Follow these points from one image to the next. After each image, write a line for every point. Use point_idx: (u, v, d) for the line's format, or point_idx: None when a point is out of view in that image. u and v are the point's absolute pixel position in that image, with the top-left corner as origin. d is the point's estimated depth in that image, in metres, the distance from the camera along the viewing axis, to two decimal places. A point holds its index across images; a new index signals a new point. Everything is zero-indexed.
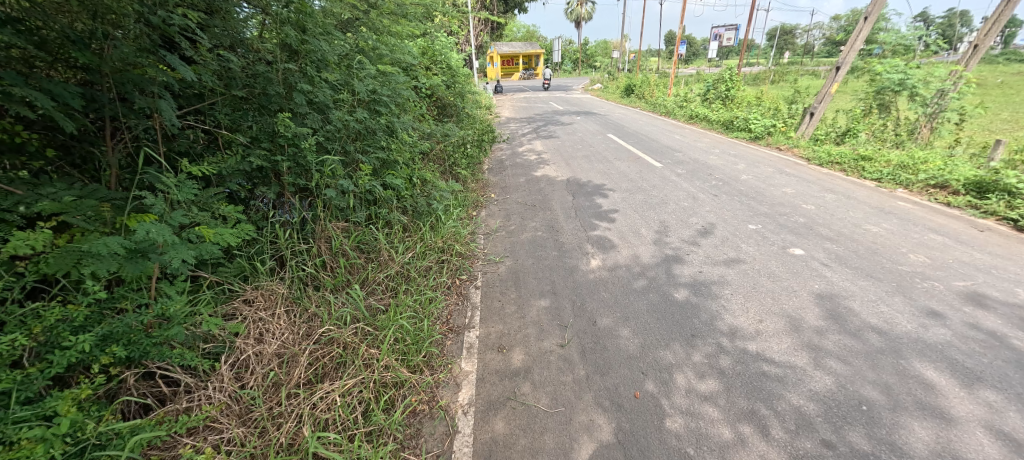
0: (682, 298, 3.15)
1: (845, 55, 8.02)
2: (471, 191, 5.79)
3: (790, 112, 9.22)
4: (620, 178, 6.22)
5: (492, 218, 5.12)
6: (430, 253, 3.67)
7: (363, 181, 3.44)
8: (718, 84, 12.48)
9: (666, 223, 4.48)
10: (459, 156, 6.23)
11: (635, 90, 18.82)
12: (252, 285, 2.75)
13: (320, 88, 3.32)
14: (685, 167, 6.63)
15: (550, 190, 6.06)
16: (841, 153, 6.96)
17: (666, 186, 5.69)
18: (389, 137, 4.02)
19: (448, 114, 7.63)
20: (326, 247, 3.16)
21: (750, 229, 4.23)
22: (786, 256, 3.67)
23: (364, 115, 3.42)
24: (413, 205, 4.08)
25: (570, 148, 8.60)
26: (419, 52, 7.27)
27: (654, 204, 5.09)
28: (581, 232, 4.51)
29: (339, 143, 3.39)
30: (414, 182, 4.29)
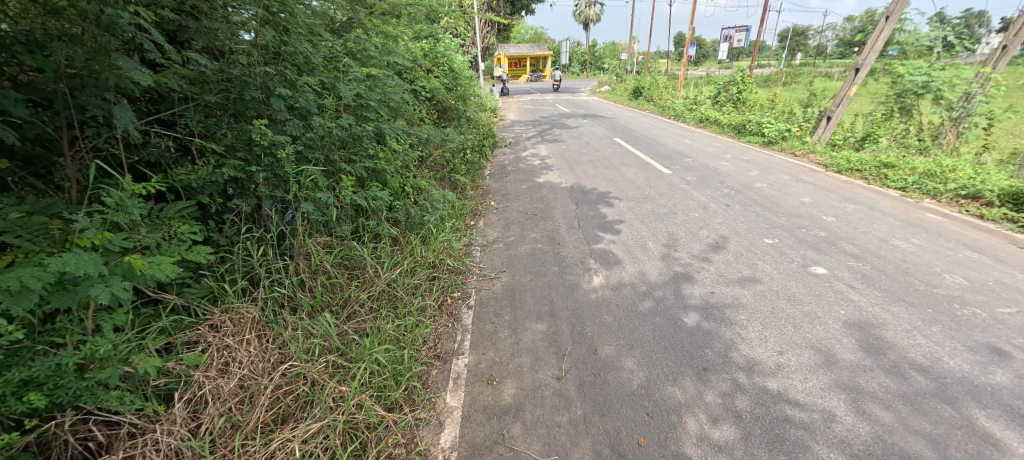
0: (692, 324, 2.86)
1: (865, 56, 7.64)
2: (469, 199, 5.54)
3: (805, 116, 8.85)
4: (626, 185, 5.93)
5: (491, 228, 4.87)
6: (420, 269, 3.44)
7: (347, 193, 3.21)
8: (729, 86, 12.12)
9: (674, 236, 4.19)
10: (458, 162, 5.99)
11: (644, 92, 18.47)
12: (221, 308, 2.52)
13: (302, 92, 3.09)
14: (695, 174, 6.32)
15: (552, 198, 5.79)
16: (861, 160, 6.60)
17: (675, 194, 5.39)
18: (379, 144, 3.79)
19: (449, 118, 7.40)
20: (305, 265, 2.91)
21: (766, 243, 3.92)
22: (806, 275, 3.36)
23: (350, 121, 3.18)
24: (403, 216, 3.85)
25: (574, 153, 8.33)
26: (419, 54, 7.04)
27: (662, 214, 4.80)
28: (583, 245, 4.24)
29: (323, 152, 3.15)
30: (406, 191, 4.05)
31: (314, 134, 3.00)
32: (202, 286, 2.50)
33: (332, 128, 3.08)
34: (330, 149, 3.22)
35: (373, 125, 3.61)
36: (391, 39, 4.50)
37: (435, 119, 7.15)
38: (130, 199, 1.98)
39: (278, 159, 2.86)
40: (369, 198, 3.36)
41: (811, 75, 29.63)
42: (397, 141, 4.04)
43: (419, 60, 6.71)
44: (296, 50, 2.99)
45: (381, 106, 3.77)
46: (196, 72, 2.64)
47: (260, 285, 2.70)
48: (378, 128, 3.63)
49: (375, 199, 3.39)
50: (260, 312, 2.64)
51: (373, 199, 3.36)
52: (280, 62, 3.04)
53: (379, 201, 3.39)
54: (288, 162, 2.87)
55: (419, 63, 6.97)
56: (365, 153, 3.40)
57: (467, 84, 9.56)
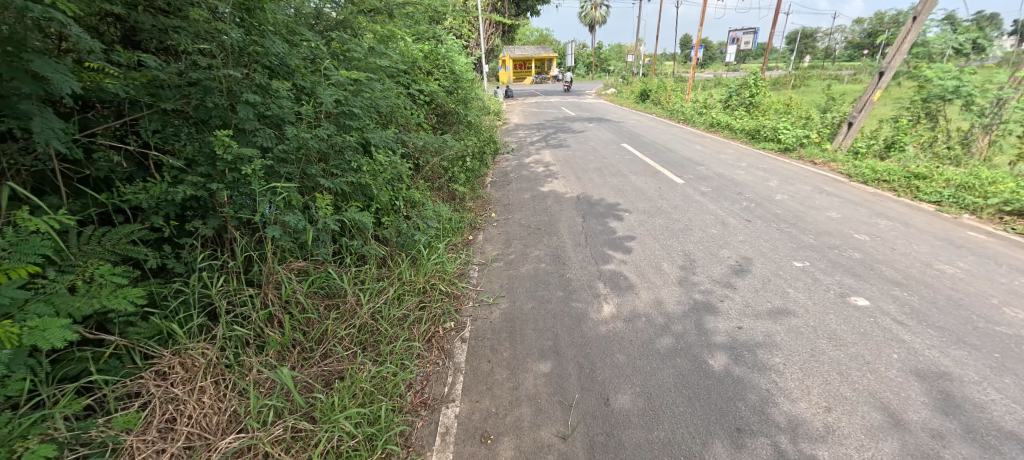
0: (720, 368, 2.47)
1: (890, 59, 7.18)
2: (468, 211, 5.18)
3: (823, 121, 8.43)
4: (636, 196, 5.53)
5: (490, 245, 4.49)
6: (409, 297, 3.08)
7: (326, 211, 2.85)
8: (741, 89, 11.72)
9: (692, 256, 3.80)
10: (457, 170, 5.62)
11: (651, 95, 18.05)
12: (172, 350, 2.18)
13: (276, 98, 2.74)
14: (710, 183, 5.93)
15: (558, 209, 5.40)
16: (888, 170, 6.18)
17: (690, 207, 4.99)
18: (366, 155, 3.44)
19: (449, 123, 7.06)
20: (274, 296, 2.55)
21: (796, 267, 3.52)
22: (847, 308, 2.96)
23: (329, 131, 2.82)
24: (393, 234, 3.49)
25: (581, 159, 7.95)
26: (418, 56, 6.69)
27: (677, 230, 4.41)
28: (591, 265, 3.85)
29: (300, 166, 2.79)
30: (396, 206, 3.68)
31: (288, 145, 2.64)
32: (150, 323, 2.16)
33: (308, 138, 2.71)
34: (308, 162, 2.86)
35: (358, 135, 3.25)
36: (384, 40, 4.16)
37: (434, 124, 6.79)
38: (35, 238, 1.70)
39: (244, 175, 2.50)
40: (352, 217, 2.98)
41: (821, 79, 29.15)
42: (387, 151, 3.67)
43: (417, 62, 6.36)
44: (267, 48, 2.66)
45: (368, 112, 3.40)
46: (150, 76, 2.31)
47: (220, 321, 2.34)
48: (365, 137, 3.25)
49: (359, 218, 3.01)
50: (219, 352, 2.29)
51: (356, 218, 2.98)
52: (252, 64, 2.70)
53: (364, 220, 3.02)
54: (256, 179, 2.51)
55: (417, 65, 6.61)
56: (347, 166, 3.04)
57: (469, 87, 9.21)
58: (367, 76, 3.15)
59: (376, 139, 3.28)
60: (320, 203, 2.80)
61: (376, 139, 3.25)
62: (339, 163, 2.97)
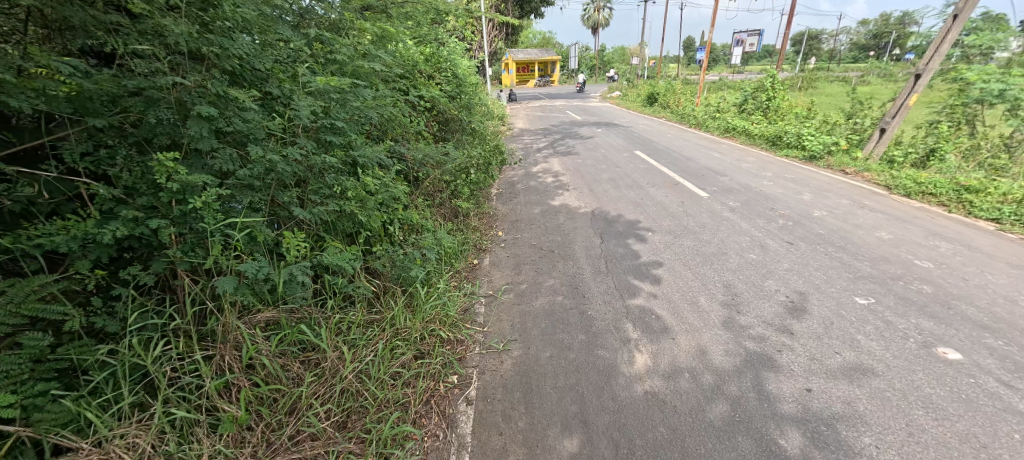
0: (796, 452, 1.95)
1: (928, 60, 6.62)
2: (472, 231, 4.68)
3: (852, 127, 7.88)
4: (658, 212, 5.01)
5: (498, 271, 3.97)
6: (403, 347, 2.57)
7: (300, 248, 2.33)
8: (758, 93, 11.19)
9: (732, 289, 3.28)
10: (460, 184, 5.11)
11: (659, 99, 17.50)
12: (92, 442, 1.68)
13: (239, 110, 2.24)
14: (738, 197, 5.41)
15: (571, 228, 4.88)
16: (933, 181, 5.63)
17: (720, 225, 4.46)
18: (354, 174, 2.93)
19: (451, 130, 6.58)
20: (233, 359, 2.04)
21: (860, 305, 2.99)
22: (936, 363, 2.42)
23: (305, 150, 2.32)
24: (386, 267, 2.97)
25: (592, 168, 7.44)
26: (418, 59, 6.20)
27: (710, 255, 3.88)
28: (616, 299, 3.33)
29: (270, 192, 2.28)
30: (390, 232, 3.17)
31: (254, 170, 2.14)
32: (61, 405, 1.66)
33: (278, 160, 2.21)
34: (281, 187, 2.36)
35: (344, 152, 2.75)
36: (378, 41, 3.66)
37: (435, 132, 6.29)
38: None
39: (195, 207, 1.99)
40: (330, 257, 2.48)
41: (830, 81, 28.54)
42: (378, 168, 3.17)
43: (417, 66, 5.88)
44: (230, 49, 2.17)
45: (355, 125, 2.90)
46: (72, 85, 1.82)
47: (159, 397, 1.84)
48: (352, 154, 2.74)
49: (339, 258, 2.52)
50: (157, 438, 1.79)
51: (335, 258, 2.49)
52: (210, 69, 2.19)
53: (345, 260, 2.52)
54: (210, 212, 2.00)
55: (418, 70, 6.14)
56: (329, 191, 2.53)
57: (473, 91, 8.72)
58: (354, 82, 2.65)
59: (366, 157, 2.78)
60: (291, 241, 2.29)
61: (365, 157, 2.75)
62: (319, 187, 2.47)
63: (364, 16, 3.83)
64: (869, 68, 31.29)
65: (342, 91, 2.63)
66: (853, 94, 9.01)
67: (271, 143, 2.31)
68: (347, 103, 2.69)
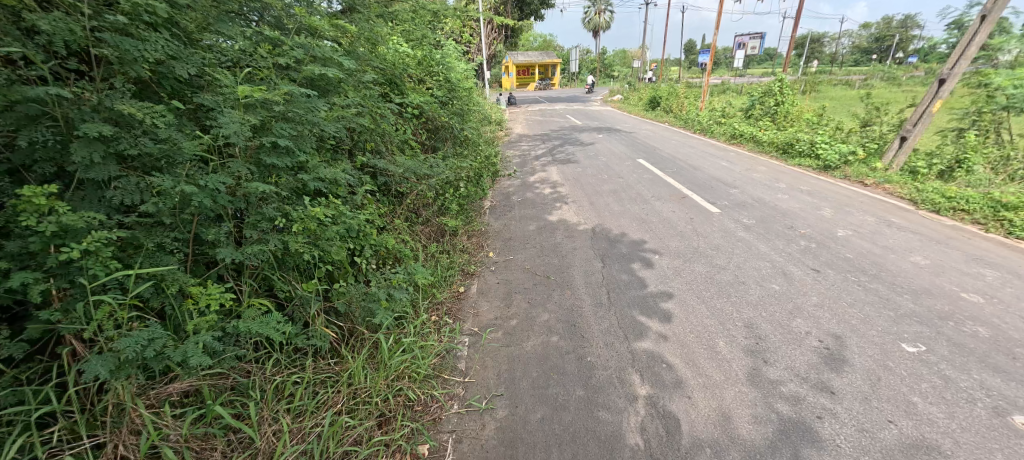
0: None
1: (953, 64, 6.16)
2: (459, 253, 4.23)
3: (869, 135, 7.43)
4: (665, 230, 4.55)
5: (485, 302, 3.51)
6: (362, 412, 2.12)
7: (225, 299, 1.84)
8: (766, 97, 10.74)
9: (755, 331, 2.82)
10: (448, 198, 4.67)
11: (661, 103, 17.04)
12: None
13: (150, 128, 1.77)
14: (752, 213, 4.95)
15: (570, 248, 4.42)
16: (964, 196, 5.17)
17: (735, 248, 4.00)
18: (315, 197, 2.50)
19: (442, 138, 6.16)
20: (129, 450, 1.58)
21: (908, 355, 2.53)
22: (1018, 439, 1.96)
23: (232, 176, 1.86)
24: (351, 308, 2.52)
25: (593, 178, 7.00)
26: (406, 62, 5.77)
27: (726, 284, 3.42)
28: (619, 341, 2.87)
29: (191, 227, 1.82)
30: (359, 263, 2.73)
31: (163, 204, 1.68)
32: None
33: (197, 190, 1.75)
34: (207, 221, 1.90)
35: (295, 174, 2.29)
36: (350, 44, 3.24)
37: (423, 141, 5.84)
38: None
39: (80, 254, 1.53)
40: (247, 323, 1.93)
41: (833, 85, 28.09)
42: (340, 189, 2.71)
43: (404, 69, 5.45)
44: (138, 53, 1.73)
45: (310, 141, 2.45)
46: None
47: None
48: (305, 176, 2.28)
49: (265, 322, 1.98)
50: None
51: (255, 324, 1.94)
52: (113, 77, 1.75)
53: (271, 325, 1.97)
54: (97, 261, 1.55)
55: (405, 74, 5.72)
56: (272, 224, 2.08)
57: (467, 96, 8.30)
58: (307, 91, 2.20)
59: (322, 180, 2.32)
60: (196, 296, 1.80)
61: (320, 178, 2.29)
62: (257, 219, 2.00)
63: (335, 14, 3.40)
64: (873, 71, 30.83)
65: (288, 102, 2.18)
66: (868, 100, 8.55)
67: (193, 167, 1.86)
68: (298, 116, 2.24)
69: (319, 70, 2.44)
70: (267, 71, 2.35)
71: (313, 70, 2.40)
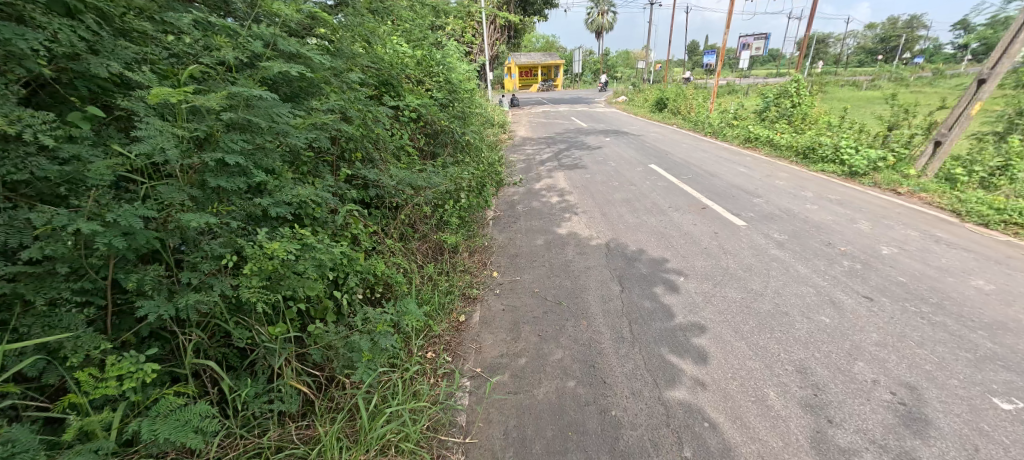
0: None
1: (993, 62, 5.70)
2: (460, 274, 3.80)
3: (897, 138, 6.95)
4: (687, 247, 4.10)
5: (488, 334, 3.08)
6: None
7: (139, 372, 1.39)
8: (781, 99, 10.27)
9: (811, 378, 2.37)
10: (447, 212, 4.25)
11: (668, 105, 16.56)
12: None
13: (47, 145, 1.34)
14: (782, 226, 4.50)
15: (583, 267, 3.97)
16: (1015, 207, 4.69)
17: (771, 269, 3.55)
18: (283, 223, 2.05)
19: (442, 143, 5.74)
20: None
21: (1005, 415, 2.08)
22: None
23: (156, 210, 1.44)
24: (329, 356, 2.10)
25: (603, 185, 6.57)
26: (403, 61, 5.37)
27: (767, 316, 2.96)
28: (648, 389, 2.43)
29: (106, 272, 1.41)
30: (341, 298, 2.31)
31: (55, 249, 1.26)
32: None
33: (104, 229, 1.32)
34: (130, 265, 1.48)
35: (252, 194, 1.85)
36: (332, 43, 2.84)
37: (422, 146, 5.42)
38: None
39: None
40: (155, 426, 1.44)
41: (840, 86, 27.57)
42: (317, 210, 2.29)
43: (400, 70, 5.04)
44: (26, 44, 1.30)
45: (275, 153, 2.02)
46: None
47: None
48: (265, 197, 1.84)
49: (184, 420, 1.50)
50: None
51: (167, 426, 1.45)
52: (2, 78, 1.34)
53: (192, 424, 1.50)
54: None
55: (403, 75, 5.31)
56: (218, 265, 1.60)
57: (469, 98, 7.89)
58: (265, 93, 1.77)
59: (288, 203, 1.88)
60: (84, 386, 1.33)
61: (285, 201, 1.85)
62: (195, 259, 1.55)
63: (317, 6, 2.98)
64: (881, 72, 30.30)
65: (241, 110, 1.75)
66: (893, 102, 8.08)
67: (106, 192, 1.40)
68: (255, 123, 1.81)
69: (285, 67, 2.01)
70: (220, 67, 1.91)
71: (278, 67, 1.97)
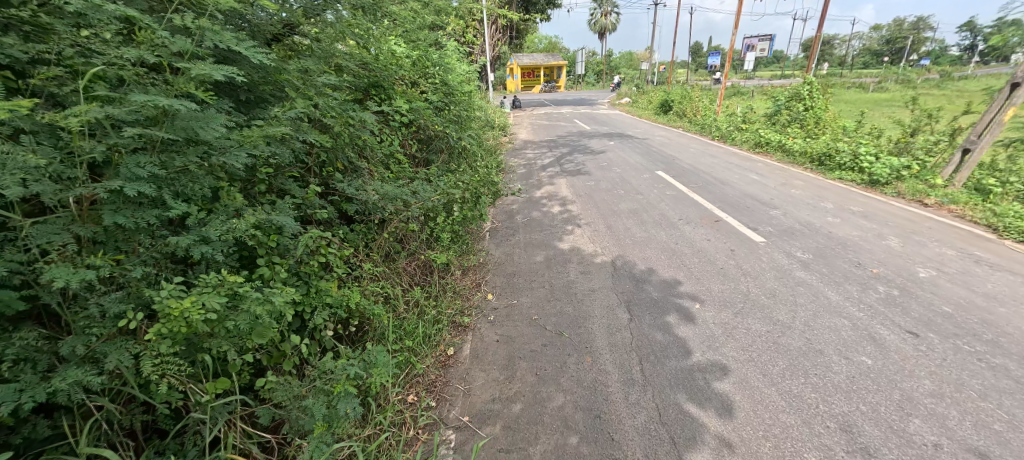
0: None
1: None
2: (450, 296, 3.45)
3: (921, 145, 6.54)
4: (702, 267, 3.74)
5: (479, 371, 2.72)
6: None
7: None
8: (792, 102, 9.86)
9: (859, 441, 2.00)
10: (437, 227, 3.89)
11: (673, 107, 16.12)
12: None
13: None
14: (804, 243, 4.13)
15: (586, 289, 3.61)
16: None
17: (797, 296, 3.18)
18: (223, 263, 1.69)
19: (436, 149, 5.39)
20: None
21: None
22: None
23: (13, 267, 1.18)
24: (282, 420, 1.75)
25: (608, 193, 6.20)
26: (395, 62, 5.03)
27: (798, 355, 2.59)
28: (664, 450, 2.05)
29: None
30: (298, 344, 1.95)
31: None
32: None
33: None
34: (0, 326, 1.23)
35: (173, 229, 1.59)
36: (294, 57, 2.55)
37: (414, 153, 5.05)
38: None
39: None
40: None
41: (847, 88, 27.04)
42: (266, 240, 1.95)
43: (392, 71, 4.70)
44: None
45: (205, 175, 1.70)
46: None
47: None
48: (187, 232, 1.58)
49: None
50: None
51: None
52: None
53: None
54: None
55: (394, 77, 4.96)
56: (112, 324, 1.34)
57: (468, 100, 7.54)
58: (178, 103, 1.43)
59: (221, 238, 1.60)
60: None
61: (214, 238, 1.57)
62: (82, 320, 1.31)
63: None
64: (888, 74, 29.77)
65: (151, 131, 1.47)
66: (913, 106, 7.66)
67: None
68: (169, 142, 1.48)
69: (219, 70, 1.67)
70: (137, 66, 1.55)
71: (208, 69, 1.62)
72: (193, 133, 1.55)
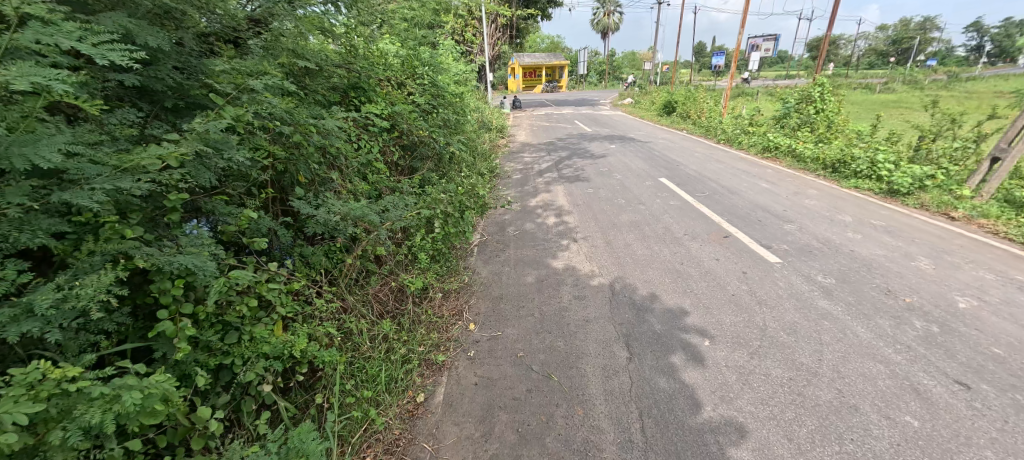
0: None
1: None
2: (426, 327, 3.05)
3: (946, 152, 6.09)
4: (711, 293, 3.33)
5: (450, 425, 2.32)
6: None
7: None
8: (802, 104, 9.41)
9: None
10: (414, 246, 3.50)
11: (677, 108, 15.65)
12: None
13: None
14: (825, 265, 3.71)
15: (581, 318, 3.21)
16: None
17: (821, 333, 2.76)
18: (76, 334, 1.34)
19: (421, 156, 5.00)
20: None
21: None
22: None
23: None
24: None
25: (608, 203, 5.79)
26: (377, 61, 4.63)
27: (829, 412, 2.17)
28: None
29: None
30: (206, 418, 1.57)
31: None
32: None
33: None
34: None
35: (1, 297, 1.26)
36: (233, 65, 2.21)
37: (397, 161, 4.65)
38: None
39: None
40: None
41: (853, 90, 26.50)
42: (168, 287, 1.56)
43: (372, 71, 4.30)
44: None
45: (52, 215, 1.37)
46: None
47: None
48: (15, 302, 1.23)
49: None
50: None
51: None
52: None
53: None
54: None
55: (376, 79, 4.57)
56: None
57: (461, 102, 7.13)
58: None
59: (60, 310, 1.26)
60: None
61: (41, 308, 1.20)
62: None
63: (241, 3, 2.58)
64: (895, 76, 29.26)
65: None
66: (933, 109, 7.23)
67: None
68: None
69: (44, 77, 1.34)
70: None
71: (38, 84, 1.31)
72: (5, 161, 1.25)
